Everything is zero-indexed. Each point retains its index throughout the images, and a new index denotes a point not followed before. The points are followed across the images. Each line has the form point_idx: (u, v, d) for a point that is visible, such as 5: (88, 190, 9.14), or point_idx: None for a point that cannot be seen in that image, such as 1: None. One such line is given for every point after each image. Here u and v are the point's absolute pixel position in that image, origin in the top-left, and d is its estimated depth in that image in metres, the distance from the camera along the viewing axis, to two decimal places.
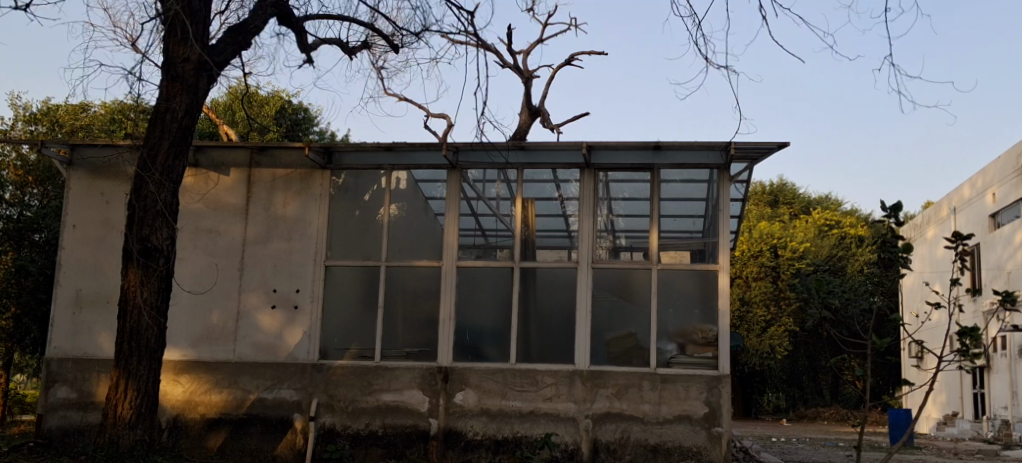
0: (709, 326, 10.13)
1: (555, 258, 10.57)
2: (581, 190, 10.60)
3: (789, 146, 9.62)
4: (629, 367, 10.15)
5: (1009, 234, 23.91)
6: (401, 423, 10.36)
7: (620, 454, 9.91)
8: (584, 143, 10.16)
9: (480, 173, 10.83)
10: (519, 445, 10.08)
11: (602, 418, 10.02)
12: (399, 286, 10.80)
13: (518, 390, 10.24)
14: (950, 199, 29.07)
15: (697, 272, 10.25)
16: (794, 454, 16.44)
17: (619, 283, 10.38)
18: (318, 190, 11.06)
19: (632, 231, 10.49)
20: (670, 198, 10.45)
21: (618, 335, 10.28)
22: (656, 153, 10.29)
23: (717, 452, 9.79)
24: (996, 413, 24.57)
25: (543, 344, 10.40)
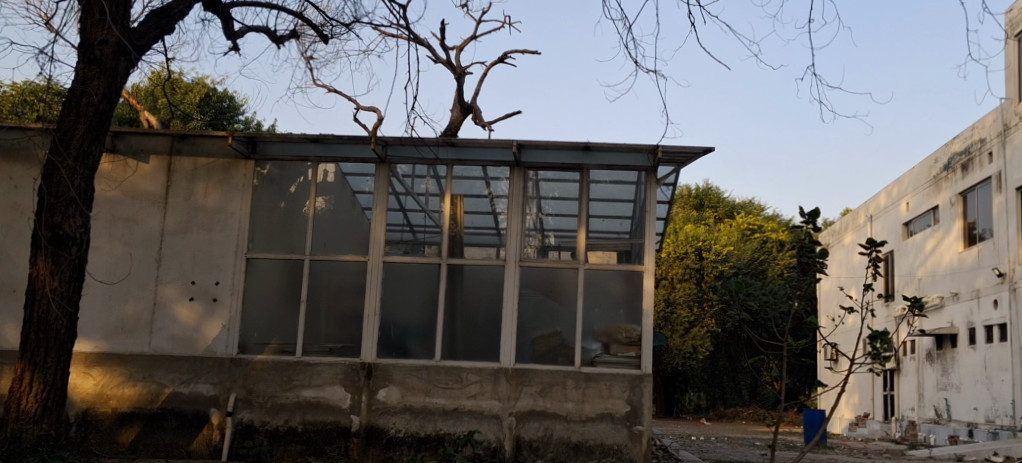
0: (634, 325, 10.25)
1: (483, 256, 10.54)
2: (510, 189, 10.59)
3: (714, 152, 9.81)
4: (554, 366, 10.19)
5: (921, 241, 24.83)
6: (322, 419, 10.21)
7: (543, 452, 9.94)
8: (515, 142, 10.18)
9: (409, 168, 10.74)
10: (442, 442, 10.03)
11: (526, 416, 10.04)
12: (323, 280, 10.63)
13: (441, 387, 10.20)
14: (867, 207, 30.07)
15: (624, 272, 10.35)
16: (712, 452, 16.71)
17: (545, 282, 10.42)
18: (242, 181, 10.82)
19: (561, 230, 10.53)
20: (599, 199, 10.53)
21: (543, 334, 10.31)
22: (586, 153, 10.34)
23: (637, 450, 9.89)
24: (904, 414, 25.50)
25: (468, 341, 10.37)
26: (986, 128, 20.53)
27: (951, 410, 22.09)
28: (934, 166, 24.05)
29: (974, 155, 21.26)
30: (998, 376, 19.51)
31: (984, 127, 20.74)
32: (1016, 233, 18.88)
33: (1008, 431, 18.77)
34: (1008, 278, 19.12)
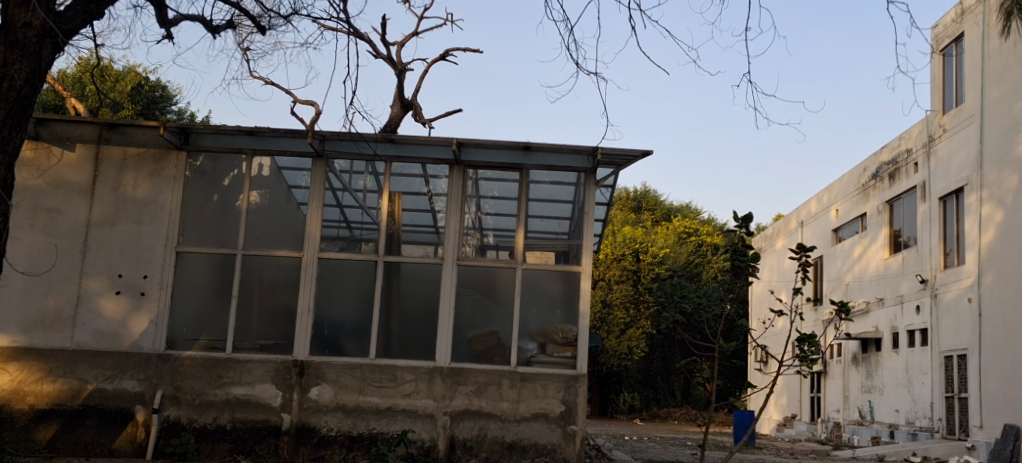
0: (570, 326, 10.28)
1: (420, 254, 10.46)
2: (449, 187, 10.54)
3: (653, 155, 9.92)
4: (489, 365, 10.18)
5: (849, 247, 25.49)
6: (252, 417, 10.02)
7: (476, 451, 9.92)
8: (455, 140, 10.16)
9: (347, 163, 10.61)
10: (374, 442, 9.94)
11: (460, 415, 10.00)
12: (256, 275, 10.43)
13: (376, 386, 10.10)
14: (799, 212, 30.77)
15: (561, 272, 10.39)
16: (644, 452, 16.93)
17: (482, 281, 10.40)
18: (174, 173, 10.56)
19: (500, 229, 10.52)
20: (538, 199, 10.55)
21: (479, 333, 10.29)
22: (526, 153, 10.37)
23: (570, 450, 9.93)
24: (830, 416, 26.21)
25: (404, 339, 10.28)
26: (913, 139, 21.18)
27: (874, 411, 22.76)
28: (862, 174, 24.74)
29: (900, 165, 21.90)
30: (918, 379, 20.16)
31: (910, 137, 21.40)
32: (938, 241, 19.52)
33: (927, 432, 19.42)
34: (930, 284, 19.75)
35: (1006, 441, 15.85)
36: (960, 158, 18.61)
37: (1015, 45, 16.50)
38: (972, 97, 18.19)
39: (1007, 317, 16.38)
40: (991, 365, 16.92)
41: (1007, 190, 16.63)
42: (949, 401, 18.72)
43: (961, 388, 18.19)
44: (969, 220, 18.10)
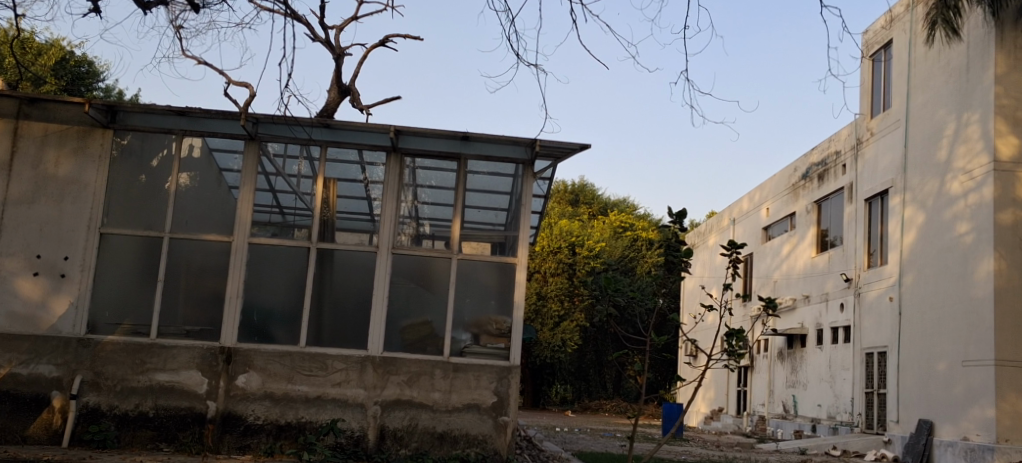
0: (504, 317, 10.29)
1: (355, 242, 10.33)
2: (386, 175, 10.43)
3: (590, 149, 10.00)
4: (422, 355, 10.11)
5: (778, 245, 26.08)
6: (176, 404, 9.78)
7: (407, 441, 9.85)
8: (393, 127, 10.04)
9: (281, 147, 10.42)
10: (302, 431, 9.79)
11: (391, 405, 9.91)
12: (183, 260, 10.17)
13: (305, 374, 9.93)
14: (731, 210, 31.37)
15: (496, 263, 10.38)
16: (574, 443, 17.13)
17: (416, 270, 10.31)
18: (99, 151, 10.24)
19: (436, 219, 10.44)
20: (476, 190, 10.54)
21: (412, 323, 10.21)
22: (464, 143, 10.36)
23: (502, 440, 9.94)
24: (755, 409, 26.83)
25: (335, 327, 10.14)
26: (842, 142, 21.74)
27: (798, 406, 23.38)
28: (793, 175, 25.32)
29: (830, 167, 22.46)
30: (840, 375, 20.74)
31: (840, 140, 21.96)
32: (862, 241, 20.09)
33: (847, 426, 19.98)
34: (854, 283, 20.32)
35: (920, 436, 16.51)
36: (886, 161, 19.16)
37: (940, 54, 17.03)
38: (898, 102, 18.74)
39: (925, 317, 16.94)
40: (909, 362, 17.50)
41: (928, 193, 17.18)
42: (869, 397, 19.30)
43: (880, 384, 18.77)
44: (892, 222, 18.65)
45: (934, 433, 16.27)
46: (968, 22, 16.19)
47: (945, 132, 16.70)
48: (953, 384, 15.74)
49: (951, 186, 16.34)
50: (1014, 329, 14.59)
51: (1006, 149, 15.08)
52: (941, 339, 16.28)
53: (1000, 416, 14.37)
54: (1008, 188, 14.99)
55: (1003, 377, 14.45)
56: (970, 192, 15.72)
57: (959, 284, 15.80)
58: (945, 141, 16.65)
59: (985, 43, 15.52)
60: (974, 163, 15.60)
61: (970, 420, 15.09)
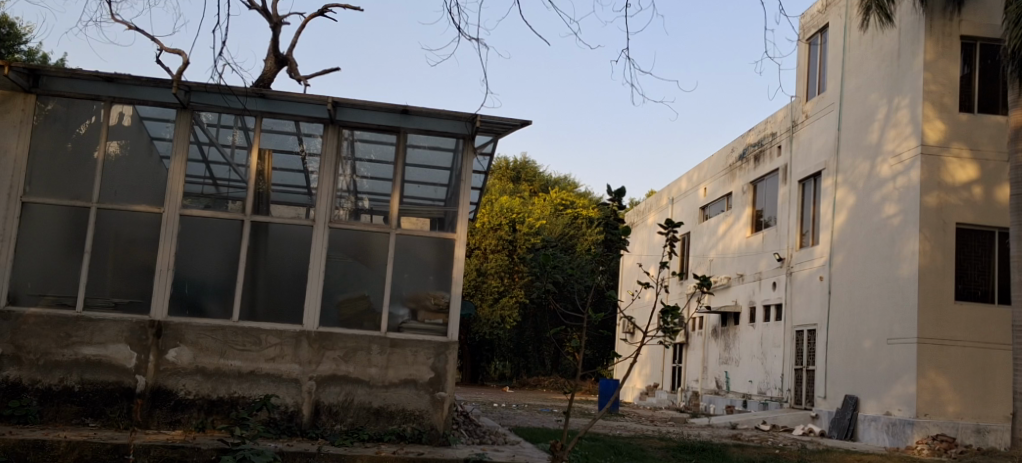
0: (442, 292, 10.25)
1: (291, 215, 10.15)
2: (323, 147, 10.24)
3: (530, 125, 9.98)
4: (359, 330, 10.01)
5: (715, 225, 26.51)
6: (103, 379, 9.54)
7: (342, 417, 9.77)
8: (331, 99, 9.85)
9: (214, 116, 10.15)
10: (235, 406, 9.65)
11: (326, 381, 9.81)
12: (111, 230, 9.88)
13: (238, 349, 9.77)
14: (670, 189, 31.76)
15: (435, 239, 10.32)
16: (510, 419, 17.26)
17: (354, 245, 10.18)
18: (20, 117, 9.89)
19: (375, 194, 10.32)
20: (415, 164, 10.44)
21: (349, 297, 10.09)
22: (404, 117, 10.25)
23: (438, 416, 9.93)
24: (688, 385, 27.38)
25: (269, 302, 9.97)
26: (778, 124, 22.16)
27: (730, 382, 23.92)
28: (730, 155, 25.70)
29: (765, 148, 22.87)
30: (771, 352, 21.26)
31: (776, 121, 22.32)
32: (795, 222, 20.52)
33: (776, 401, 20.49)
34: (786, 262, 20.78)
35: (846, 411, 17.06)
36: (820, 143, 19.60)
37: (873, 38, 17.41)
38: (832, 85, 19.13)
39: (853, 296, 17.42)
40: (837, 339, 18.01)
41: (860, 175, 17.60)
42: (798, 373, 19.82)
43: (809, 361, 19.27)
44: (824, 203, 19.09)
45: (858, 409, 16.81)
46: (901, 9, 16.56)
47: (877, 116, 17.10)
48: (878, 361, 16.24)
49: (882, 168, 16.77)
50: (936, 308, 15.09)
51: (934, 134, 15.52)
52: (867, 318, 16.77)
53: (921, 392, 14.89)
54: (935, 172, 15.43)
55: (925, 355, 14.96)
56: (899, 174, 16.15)
57: (886, 264, 16.26)
58: (877, 125, 17.06)
59: (916, 30, 15.91)
60: (904, 147, 16.02)
61: (893, 396, 15.63)
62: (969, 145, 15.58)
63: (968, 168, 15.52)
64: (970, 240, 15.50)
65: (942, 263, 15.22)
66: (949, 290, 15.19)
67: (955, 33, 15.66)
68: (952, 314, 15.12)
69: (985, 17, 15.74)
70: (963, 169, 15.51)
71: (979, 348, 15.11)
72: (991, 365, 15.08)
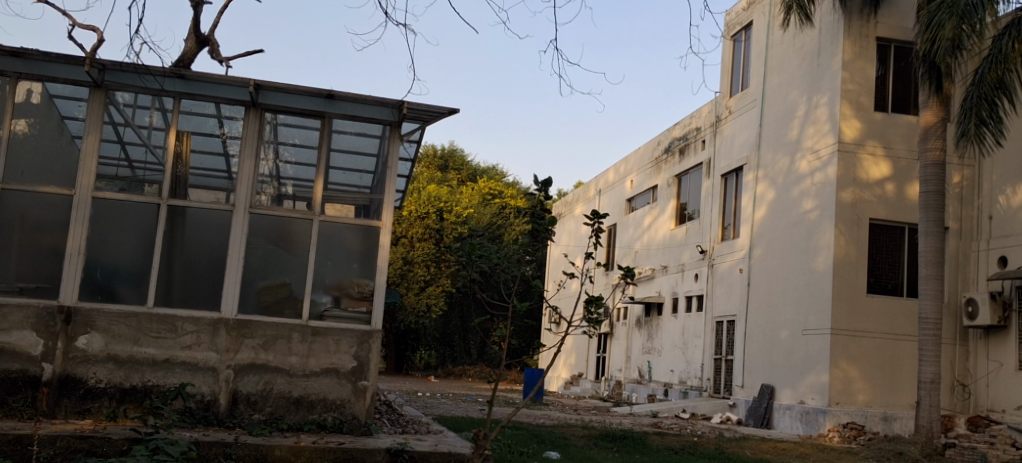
0: (366, 280, 10.13)
1: (210, 200, 9.90)
2: (244, 130, 10.00)
3: (458, 113, 9.93)
4: (278, 318, 9.82)
5: (640, 216, 26.87)
6: (6, 367, 9.17)
7: (260, 406, 9.57)
8: (252, 81, 9.64)
9: (130, 96, 9.82)
10: (149, 395, 9.37)
11: (245, 369, 9.60)
12: (17, 211, 9.48)
13: (152, 336, 9.49)
14: (597, 181, 32.07)
15: (360, 226, 10.18)
16: (435, 408, 17.22)
17: (275, 231, 9.97)
18: None
19: (299, 179, 10.14)
20: (340, 150, 10.29)
21: (269, 284, 9.89)
22: (329, 101, 10.08)
23: (360, 405, 9.81)
24: (612, 374, 27.73)
25: (186, 288, 9.71)
26: (702, 118, 22.56)
27: (652, 371, 24.31)
28: (656, 148, 26.09)
29: (690, 142, 23.27)
30: (692, 342, 21.69)
31: (700, 117, 22.73)
32: (717, 215, 20.95)
33: (696, 390, 20.92)
34: (708, 255, 21.20)
35: (762, 400, 17.51)
36: (742, 138, 20.02)
37: (795, 37, 17.85)
38: (754, 82, 19.57)
39: (771, 288, 17.87)
40: (755, 330, 18.46)
41: (779, 170, 18.05)
42: (717, 363, 20.27)
43: (728, 351, 19.73)
44: (745, 197, 19.52)
45: (774, 398, 17.27)
46: (821, 9, 17.01)
47: (797, 113, 17.55)
48: (793, 350, 16.71)
49: (800, 164, 17.22)
50: (849, 300, 15.60)
51: (850, 132, 16.01)
52: (784, 309, 17.24)
53: (833, 381, 15.38)
54: (850, 168, 15.93)
55: (837, 345, 15.46)
56: (816, 170, 16.60)
57: (803, 257, 16.74)
58: (796, 122, 17.52)
59: (835, 30, 16.38)
60: (821, 143, 16.48)
61: (807, 385, 16.12)
62: (883, 144, 16.10)
63: (882, 165, 16.04)
64: (882, 235, 16.04)
65: (855, 257, 15.74)
66: (861, 283, 15.71)
67: (871, 34, 16.17)
68: (863, 306, 15.65)
69: (900, 20, 16.28)
70: (877, 166, 16.04)
71: (889, 340, 15.66)
72: (900, 356, 15.64)
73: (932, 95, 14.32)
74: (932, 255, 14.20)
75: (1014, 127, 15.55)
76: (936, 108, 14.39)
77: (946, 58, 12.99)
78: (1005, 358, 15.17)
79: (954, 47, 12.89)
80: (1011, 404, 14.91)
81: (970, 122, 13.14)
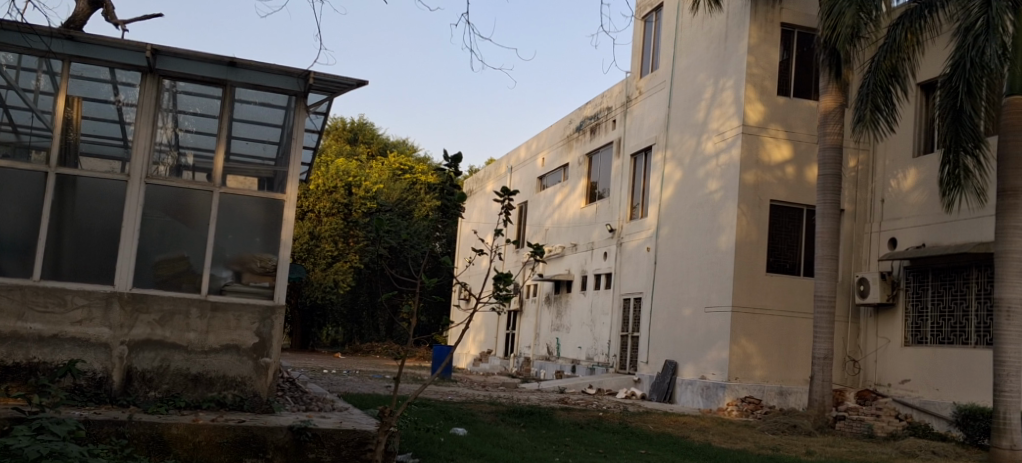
0: (269, 255, 9.81)
1: (105, 169, 9.42)
2: (141, 98, 9.54)
3: (367, 86, 9.72)
4: (176, 293, 9.44)
5: (551, 194, 27.06)
6: None
7: (157, 384, 9.20)
8: (150, 46, 9.21)
9: (13, 57, 9.27)
10: (35, 372, 8.91)
11: (140, 346, 9.21)
12: None
13: (39, 311, 9.01)
14: (508, 158, 32.10)
15: (264, 199, 9.86)
16: (340, 385, 17.03)
17: (172, 203, 9.56)
18: None
19: (200, 149, 9.77)
20: (243, 120, 9.95)
21: (167, 258, 9.49)
22: (231, 70, 9.70)
23: (262, 382, 9.52)
24: (521, 351, 27.93)
25: (76, 260, 9.23)
26: (613, 98, 22.79)
27: (560, 348, 24.57)
28: (567, 127, 26.25)
29: (601, 121, 23.50)
30: (600, 319, 22.01)
31: (611, 96, 22.95)
32: (627, 194, 21.26)
33: (603, 367, 21.25)
34: (617, 233, 21.48)
35: (665, 375, 17.91)
36: (651, 118, 20.32)
37: (703, 20, 18.17)
38: (664, 64, 19.86)
39: (676, 266, 18.25)
40: (660, 308, 18.83)
41: (686, 151, 18.40)
42: (624, 339, 20.64)
43: (634, 328, 20.10)
44: (653, 177, 19.82)
45: (676, 373, 17.69)
46: None
47: (704, 95, 17.90)
48: (696, 327, 17.12)
49: (706, 145, 17.58)
50: (750, 278, 16.06)
51: (754, 115, 16.39)
52: (688, 287, 17.65)
53: (733, 357, 15.83)
54: (754, 150, 16.33)
55: (737, 322, 15.90)
56: (721, 152, 16.98)
57: (707, 236, 17.11)
58: (703, 104, 17.87)
59: (742, 15, 16.73)
60: (726, 126, 16.84)
61: (708, 361, 16.57)
62: (784, 127, 16.55)
63: (783, 148, 16.51)
64: (783, 216, 16.53)
65: (756, 237, 16.19)
66: (761, 262, 16.19)
67: (776, 19, 16.58)
68: (763, 284, 16.14)
69: (803, 7, 16.74)
70: (778, 149, 16.49)
71: (787, 317, 16.19)
72: (796, 333, 16.19)
73: (832, 81, 14.77)
74: (828, 236, 14.70)
75: (906, 114, 16.20)
76: (835, 94, 14.86)
77: (846, 45, 13.36)
78: (893, 335, 15.89)
79: (854, 35, 13.31)
80: (897, 379, 15.63)
81: (867, 108, 13.55)
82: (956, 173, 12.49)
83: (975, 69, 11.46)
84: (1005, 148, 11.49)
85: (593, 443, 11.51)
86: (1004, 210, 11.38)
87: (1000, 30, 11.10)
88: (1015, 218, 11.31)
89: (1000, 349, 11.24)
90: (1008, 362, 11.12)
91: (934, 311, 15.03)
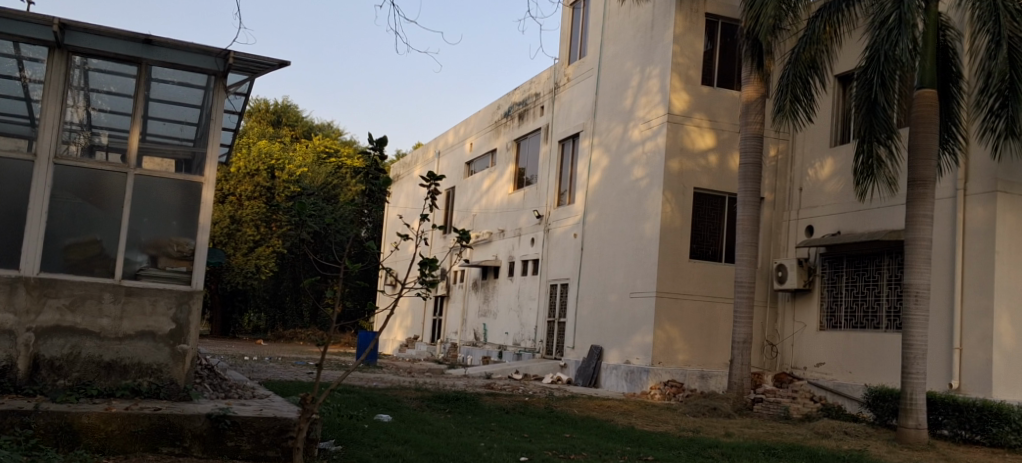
0: (187, 239, 9.52)
1: (9, 148, 9.00)
2: (49, 74, 9.11)
3: (289, 67, 9.49)
4: (88, 277, 9.07)
5: (478, 180, 27.02)
6: None
7: (66, 371, 8.86)
8: (57, 20, 8.78)
9: None
10: None
11: (48, 332, 8.85)
12: None
13: None
14: (436, 143, 31.90)
15: (181, 181, 9.54)
16: (261, 372, 16.73)
17: (84, 184, 9.17)
18: None
19: (113, 129, 9.39)
20: (159, 100, 9.60)
21: (78, 241, 9.10)
22: (146, 48, 9.36)
23: (179, 369, 9.24)
24: (448, 337, 27.83)
25: None
26: (541, 84, 22.83)
27: (487, 333, 24.60)
28: (495, 112, 26.22)
29: (529, 107, 23.52)
30: (527, 304, 22.09)
31: (539, 83, 22.98)
32: (554, 181, 21.34)
33: (529, 352, 21.34)
34: (545, 220, 21.55)
35: (591, 360, 18.09)
36: (579, 105, 20.41)
37: (630, 9, 18.31)
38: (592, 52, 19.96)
39: (603, 251, 18.41)
40: (586, 293, 18.99)
41: (613, 138, 18.55)
42: (550, 325, 20.75)
43: (561, 313, 20.23)
44: (580, 164, 19.95)
45: (602, 358, 17.88)
46: None
47: (631, 83, 18.05)
48: (621, 312, 17.32)
49: (633, 132, 17.73)
50: (674, 264, 16.31)
51: (679, 103, 16.59)
52: (614, 273, 17.82)
53: (656, 342, 16.06)
54: (679, 138, 16.54)
55: (661, 307, 16.13)
56: (647, 139, 17.15)
57: (633, 223, 17.29)
58: (630, 92, 18.02)
59: (668, 4, 16.91)
60: (652, 114, 17.01)
61: (632, 346, 16.76)
62: (708, 116, 16.80)
63: (707, 136, 16.77)
64: (705, 204, 16.81)
65: (680, 224, 16.44)
66: (685, 248, 16.45)
67: (701, 10, 16.82)
68: (686, 270, 16.40)
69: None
70: (702, 137, 16.74)
71: (709, 303, 16.49)
72: (717, 318, 16.52)
73: (754, 71, 15.03)
74: (749, 223, 14.99)
75: (824, 105, 16.64)
76: (756, 84, 15.14)
77: (767, 36, 13.61)
78: (809, 319, 16.35)
79: (775, 26, 13.55)
80: (812, 362, 16.10)
81: (787, 99, 13.88)
82: (870, 163, 12.82)
83: (888, 63, 11.77)
84: (915, 139, 11.86)
85: (517, 427, 11.55)
86: (915, 199, 11.76)
87: (910, 24, 11.42)
88: (925, 208, 11.69)
89: (909, 333, 11.65)
90: (916, 346, 11.54)
91: (848, 296, 15.50)
